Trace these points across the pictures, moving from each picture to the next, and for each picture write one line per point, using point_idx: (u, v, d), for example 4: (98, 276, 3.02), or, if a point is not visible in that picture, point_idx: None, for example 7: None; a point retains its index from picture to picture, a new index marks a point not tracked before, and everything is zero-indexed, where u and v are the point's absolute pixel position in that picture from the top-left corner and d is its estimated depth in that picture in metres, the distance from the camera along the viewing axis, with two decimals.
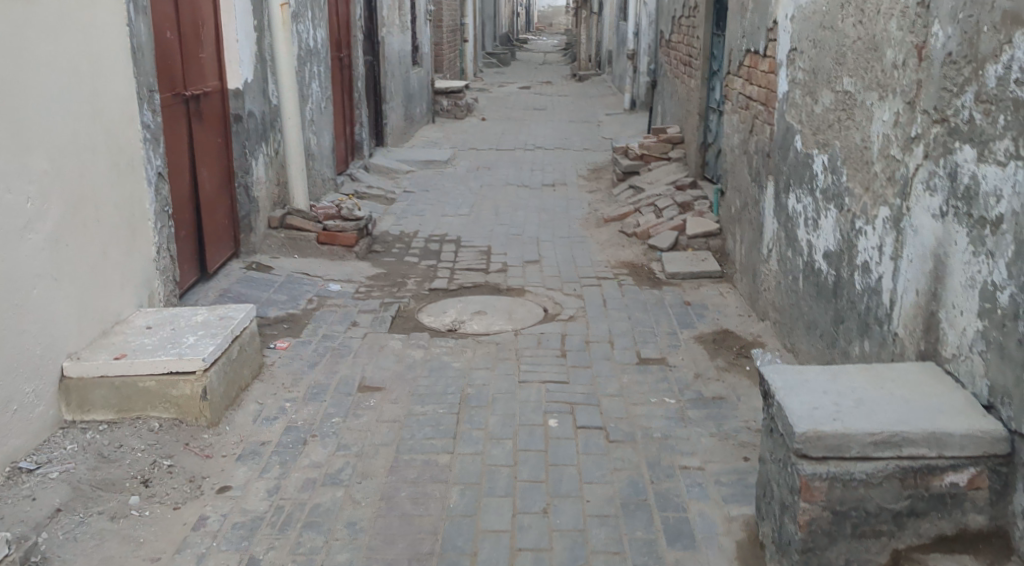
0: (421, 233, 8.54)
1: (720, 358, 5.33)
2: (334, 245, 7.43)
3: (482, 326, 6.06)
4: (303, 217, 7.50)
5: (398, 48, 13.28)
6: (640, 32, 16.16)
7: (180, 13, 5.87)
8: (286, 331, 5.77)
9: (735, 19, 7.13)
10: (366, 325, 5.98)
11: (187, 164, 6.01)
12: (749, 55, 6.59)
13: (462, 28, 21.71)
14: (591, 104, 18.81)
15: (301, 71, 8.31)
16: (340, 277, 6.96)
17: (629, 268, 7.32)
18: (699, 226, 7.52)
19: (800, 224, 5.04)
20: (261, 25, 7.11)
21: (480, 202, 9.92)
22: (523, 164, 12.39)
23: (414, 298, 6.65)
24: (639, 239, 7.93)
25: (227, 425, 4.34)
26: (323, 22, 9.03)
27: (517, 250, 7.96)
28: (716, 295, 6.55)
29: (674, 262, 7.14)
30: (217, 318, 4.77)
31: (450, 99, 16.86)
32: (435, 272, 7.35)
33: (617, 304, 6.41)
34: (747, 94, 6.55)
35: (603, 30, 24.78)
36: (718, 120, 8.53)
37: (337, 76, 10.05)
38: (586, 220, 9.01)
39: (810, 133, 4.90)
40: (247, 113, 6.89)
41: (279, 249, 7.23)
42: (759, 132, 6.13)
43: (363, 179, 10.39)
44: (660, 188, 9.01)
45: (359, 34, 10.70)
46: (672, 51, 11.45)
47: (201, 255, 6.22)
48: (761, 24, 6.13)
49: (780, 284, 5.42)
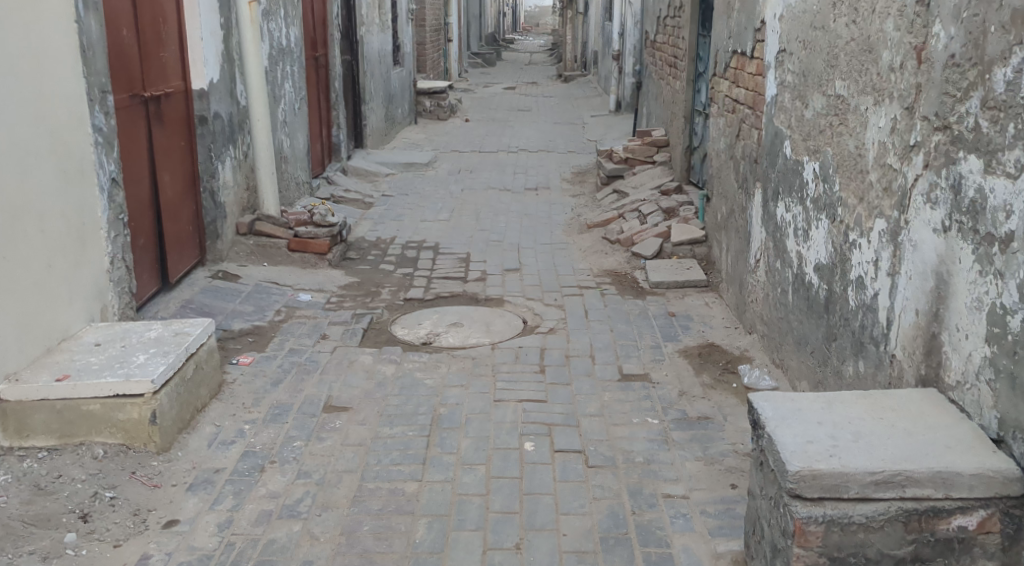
0: (399, 239, 8.26)
1: (706, 374, 5.07)
2: (306, 252, 7.16)
3: (458, 339, 5.80)
4: (273, 224, 7.22)
5: (378, 48, 13.01)
6: (625, 32, 15.93)
7: (138, 10, 5.62)
8: (250, 345, 5.49)
9: (721, 19, 6.88)
10: (335, 339, 5.71)
11: (146, 168, 5.74)
12: (736, 57, 6.35)
13: (447, 27, 21.43)
14: (576, 106, 18.56)
15: (272, 71, 8.03)
16: (311, 286, 6.68)
17: (612, 276, 7.08)
18: (684, 233, 7.28)
19: (789, 235, 4.79)
20: (228, 23, 6.83)
21: (461, 207, 9.65)
22: (505, 166, 12.13)
23: (388, 308, 6.38)
24: (623, 245, 7.68)
25: (179, 450, 4.07)
26: (297, 21, 8.75)
27: (496, 257, 7.70)
28: (702, 306, 6.30)
29: (658, 270, 6.90)
30: (171, 335, 4.50)
31: (433, 100, 16.58)
32: (411, 280, 7.07)
33: (599, 316, 6.16)
34: (734, 96, 6.31)
35: (589, 30, 24.53)
36: (704, 123, 8.29)
37: (313, 76, 9.78)
38: (569, 225, 8.76)
39: (800, 139, 4.66)
40: (213, 115, 6.61)
41: (248, 257, 6.97)
42: (746, 137, 5.88)
43: (341, 182, 10.11)
44: (645, 193, 8.76)
45: (336, 33, 10.43)
46: (658, 53, 11.21)
47: (161, 264, 5.94)
48: (749, 24, 5.88)
49: (769, 297, 5.18)
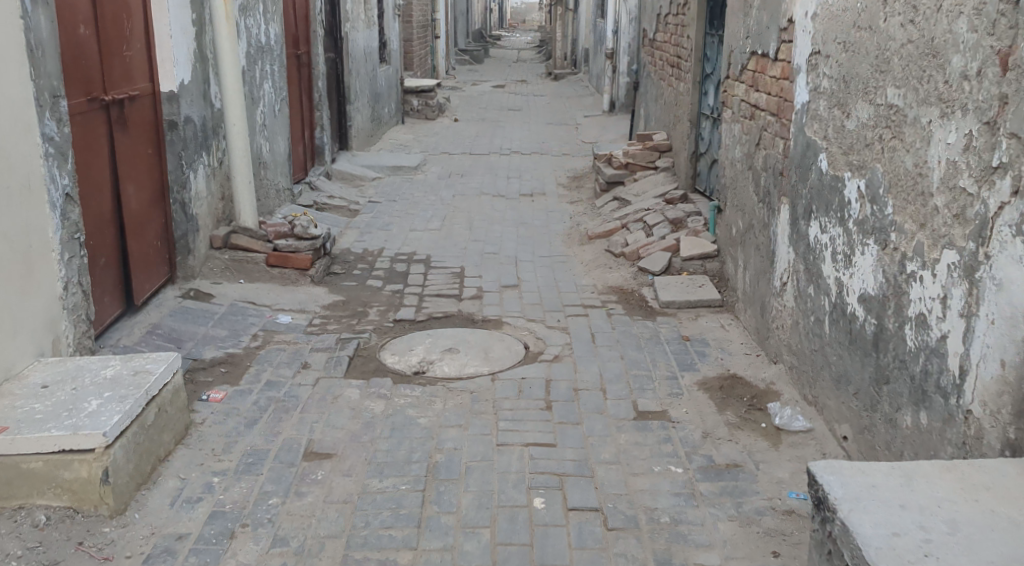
0: (387, 251, 7.74)
1: (730, 411, 4.57)
2: (286, 268, 6.65)
3: (453, 368, 5.28)
4: (250, 236, 6.72)
5: (363, 45, 12.47)
6: (619, 30, 15.44)
7: (98, 5, 5.09)
8: (223, 378, 4.97)
9: (736, 18, 6.39)
10: (318, 369, 5.18)
11: (107, 180, 5.21)
12: (755, 58, 5.86)
13: (434, 24, 20.88)
14: (568, 105, 18.06)
15: (251, 72, 7.49)
16: (292, 306, 6.14)
17: (618, 295, 6.59)
18: (694, 247, 6.82)
19: (826, 259, 4.31)
20: (201, 20, 6.28)
21: (452, 214, 9.13)
22: (498, 169, 11.62)
23: (376, 331, 5.85)
24: (628, 259, 7.20)
25: (136, 512, 3.54)
26: (278, 19, 8.20)
27: (492, 272, 7.19)
28: (717, 329, 5.83)
29: (667, 288, 6.45)
30: (131, 374, 3.96)
31: (421, 99, 16.04)
32: (401, 298, 6.54)
33: (607, 341, 5.66)
34: (753, 101, 5.82)
35: (579, 28, 24.06)
36: (713, 129, 7.82)
37: (295, 76, 9.24)
38: (568, 235, 8.25)
39: (840, 152, 4.17)
40: (185, 119, 6.07)
41: (222, 273, 6.41)
42: (768, 146, 5.40)
43: (325, 188, 9.59)
44: (648, 202, 8.29)
45: (319, 29, 9.88)
46: (657, 52, 10.74)
47: (126, 284, 5.41)
48: (771, 23, 5.39)
49: (798, 325, 4.69)
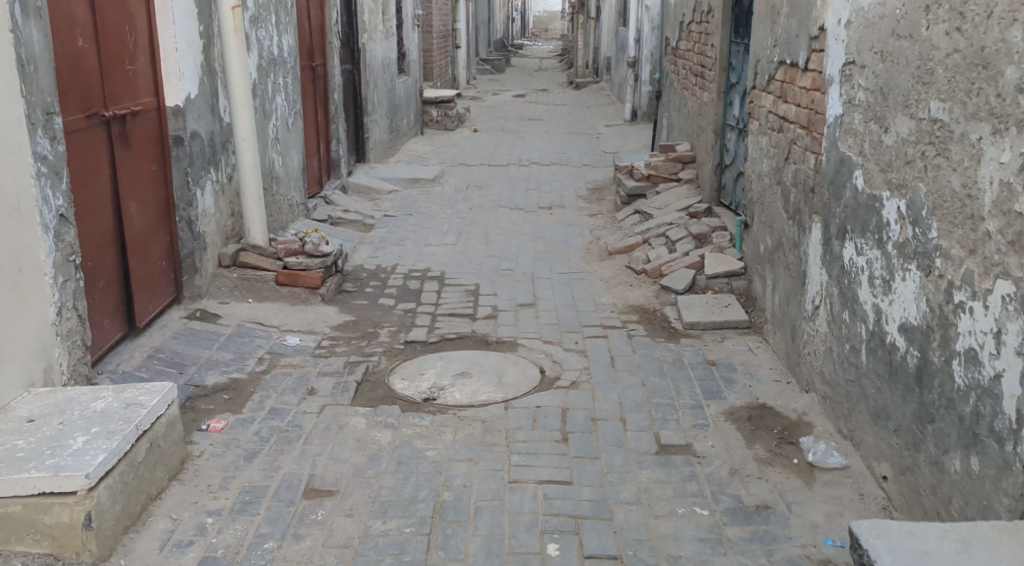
0: (401, 268, 7.51)
1: (759, 444, 4.29)
2: (296, 286, 6.40)
3: (466, 394, 5.03)
4: (259, 254, 6.45)
5: (381, 55, 12.27)
6: (641, 38, 15.19)
7: (99, 17, 4.89)
8: (225, 406, 4.74)
9: (763, 25, 6.11)
10: (324, 395, 4.95)
11: (108, 198, 5.00)
12: (783, 67, 5.58)
13: (455, 34, 20.71)
14: (589, 114, 17.81)
15: (262, 85, 7.29)
16: (300, 326, 5.92)
17: (640, 315, 6.32)
18: (719, 264, 6.53)
19: (862, 283, 4.03)
20: (208, 31, 6.08)
21: (469, 228, 8.90)
22: (517, 181, 11.38)
23: (386, 354, 5.61)
24: (650, 276, 6.91)
25: (121, 558, 3.32)
26: (291, 30, 8.01)
27: (509, 289, 6.94)
28: (744, 352, 5.57)
29: (691, 308, 6.18)
30: (121, 408, 3.72)
31: (441, 110, 15.85)
32: (413, 318, 6.30)
33: (627, 365, 5.39)
34: (782, 113, 5.55)
35: (601, 36, 23.82)
36: (739, 140, 7.54)
37: (310, 89, 9.04)
38: (588, 250, 7.99)
39: (877, 169, 3.90)
40: (191, 135, 5.86)
41: (230, 292, 6.19)
42: (798, 161, 5.12)
43: (339, 201, 9.32)
44: (671, 216, 8.01)
45: (335, 40, 9.69)
46: (680, 61, 10.48)
47: (127, 306, 5.21)
48: (801, 31, 5.11)
49: (832, 353, 4.41)
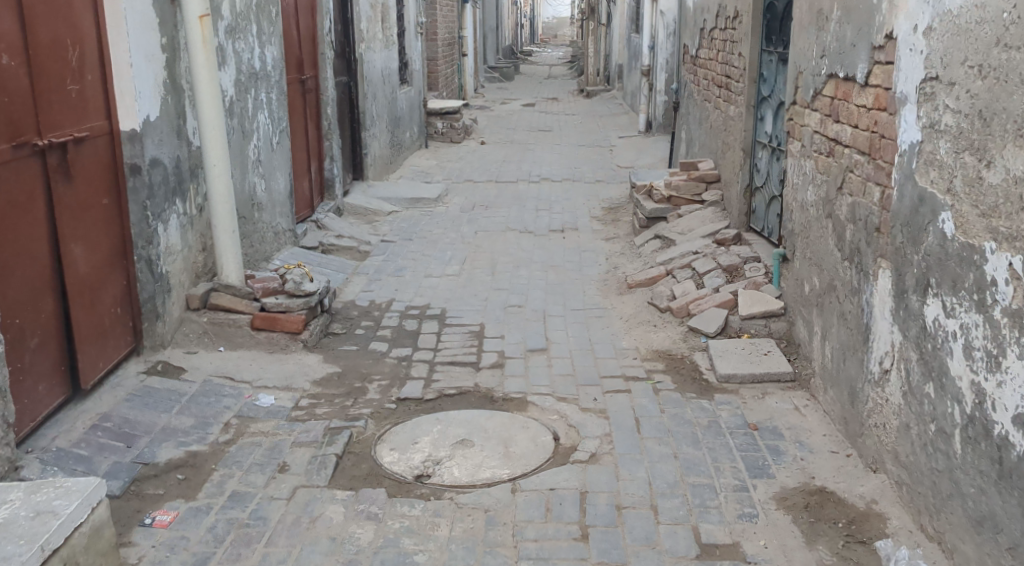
0: (397, 304, 6.76)
1: (823, 545, 3.55)
2: (274, 331, 5.65)
3: (466, 470, 4.27)
4: (233, 294, 5.70)
5: (381, 66, 11.53)
6: (656, 45, 14.39)
7: (30, 29, 4.16)
8: (177, 489, 3.98)
9: (806, 33, 5.34)
10: (297, 473, 4.18)
11: (43, 240, 4.26)
12: (836, 81, 4.80)
13: (462, 41, 19.95)
14: (603, 125, 17.02)
15: (240, 102, 6.53)
16: (277, 381, 5.16)
17: (666, 363, 5.54)
18: (754, 304, 5.75)
19: (954, 353, 3.26)
20: (173, 44, 5.33)
21: (474, 255, 8.14)
22: (526, 200, 10.61)
23: (374, 416, 4.84)
24: (675, 315, 6.12)
25: None
26: (276, 42, 7.27)
27: (517, 330, 6.17)
28: (790, 412, 4.81)
29: (725, 356, 5.39)
30: (29, 518, 2.98)
31: (446, 121, 15.09)
32: (408, 367, 5.54)
33: (655, 431, 4.61)
34: (835, 134, 4.77)
35: (613, 42, 23.05)
36: (775, 160, 6.76)
37: (300, 103, 8.30)
38: (605, 282, 7.21)
39: (975, 213, 3.13)
40: (151, 162, 5.11)
41: (199, 340, 5.47)
42: (858, 193, 4.34)
43: (333, 226, 8.54)
44: (695, 244, 7.24)
45: (328, 50, 8.94)
46: (701, 70, 9.70)
47: (68, 365, 4.46)
48: (860, 40, 4.34)
49: (910, 431, 3.63)
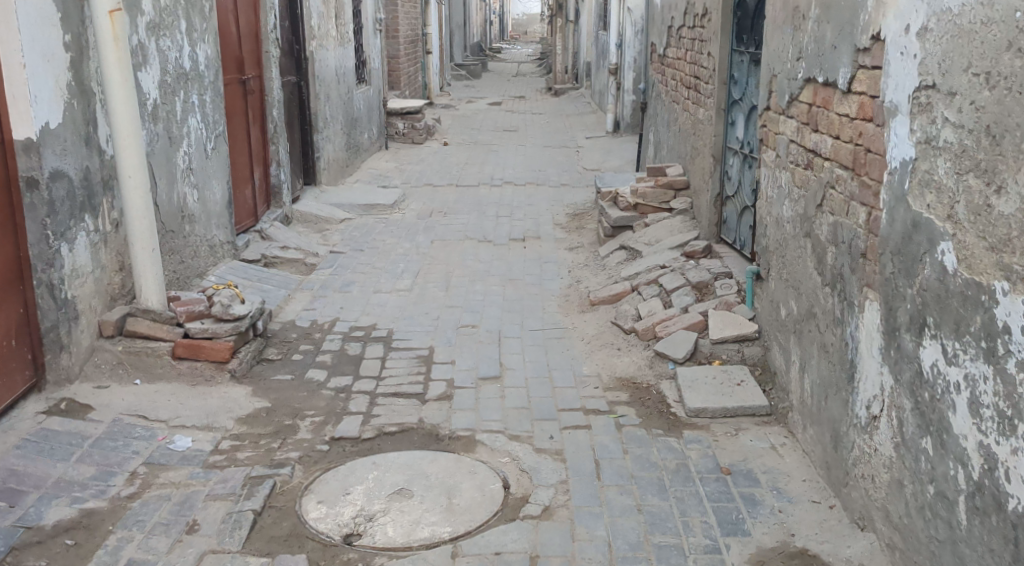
0: (341, 324, 6.24)
1: None
2: (198, 360, 5.13)
3: (402, 528, 3.78)
4: (152, 318, 5.12)
5: (336, 64, 10.98)
6: (624, 43, 13.92)
7: None
8: (62, 558, 3.47)
9: (781, 32, 4.87)
10: (206, 535, 3.66)
11: None
12: (815, 85, 4.33)
13: (426, 38, 19.38)
14: (570, 124, 16.57)
15: (165, 105, 5.97)
16: (197, 420, 4.62)
17: (630, 393, 5.06)
18: (726, 327, 5.31)
19: (956, 408, 2.81)
20: (79, 42, 4.77)
21: (429, 267, 7.62)
22: (487, 205, 10.11)
23: (303, 461, 4.33)
24: (640, 336, 5.63)
25: None
26: (210, 40, 6.71)
27: (469, 354, 5.67)
28: (765, 452, 4.36)
29: (693, 386, 4.93)
30: None
31: (407, 122, 14.54)
32: (346, 399, 5.02)
33: (617, 477, 4.14)
34: (815, 145, 4.30)
35: (580, 39, 22.62)
36: (747, 168, 6.31)
37: (242, 106, 7.74)
38: (567, 298, 6.73)
39: (981, 246, 2.68)
40: (52, 175, 4.54)
41: (112, 373, 4.95)
42: (840, 211, 3.88)
43: (278, 236, 7.98)
44: (663, 256, 6.78)
45: (273, 48, 8.37)
46: (669, 70, 9.25)
47: None
48: (843, 41, 3.87)
49: (902, 490, 3.19)
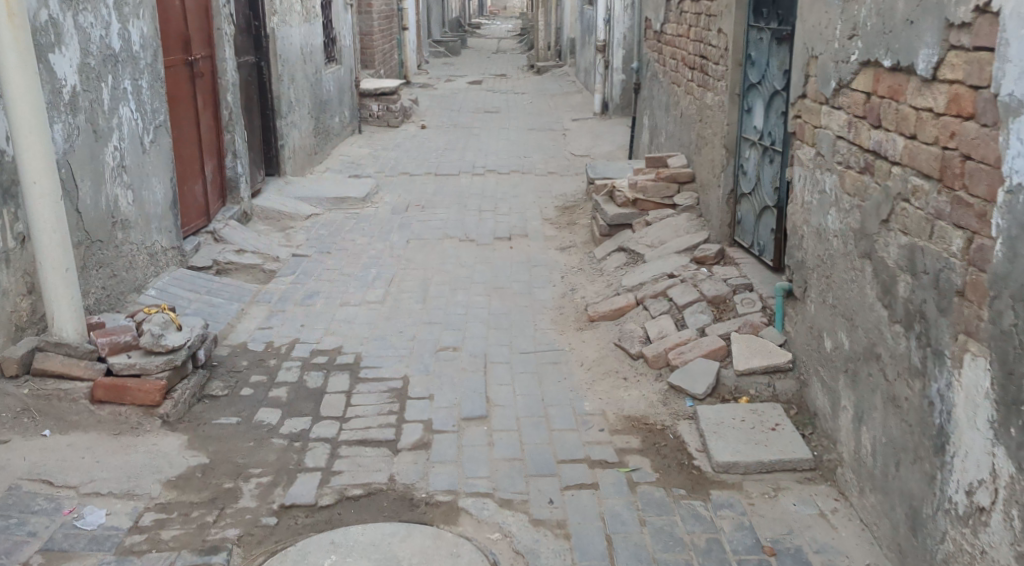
0: (302, 346, 5.38)
1: None
2: (122, 405, 4.25)
3: None
4: (66, 355, 4.27)
5: (301, 42, 10.03)
6: (611, 19, 13.01)
7: None
8: None
9: (825, 5, 4.01)
10: None
11: None
12: (877, 70, 3.49)
13: (402, 13, 18.34)
14: (554, 105, 15.66)
15: (88, 93, 5.06)
16: (115, 484, 3.77)
17: (642, 438, 4.23)
18: (753, 356, 4.48)
19: None
20: None
21: (403, 273, 6.76)
22: (469, 197, 9.23)
23: (246, 540, 3.49)
24: (650, 365, 4.81)
25: None
26: (145, 16, 5.79)
27: (450, 385, 4.83)
28: (814, 521, 3.56)
29: (719, 429, 4.11)
30: None
31: (382, 103, 13.59)
32: (302, 449, 4.17)
33: None
34: (876, 144, 3.48)
35: (563, 15, 21.65)
36: (770, 164, 5.48)
37: (190, 91, 6.81)
38: (561, 311, 5.89)
39: None
40: None
41: (14, 420, 4.05)
42: (921, 233, 3.06)
43: (233, 237, 7.08)
44: (670, 262, 5.95)
45: (226, 26, 7.42)
46: (667, 48, 8.38)
47: None
48: (926, 14, 3.03)
49: None
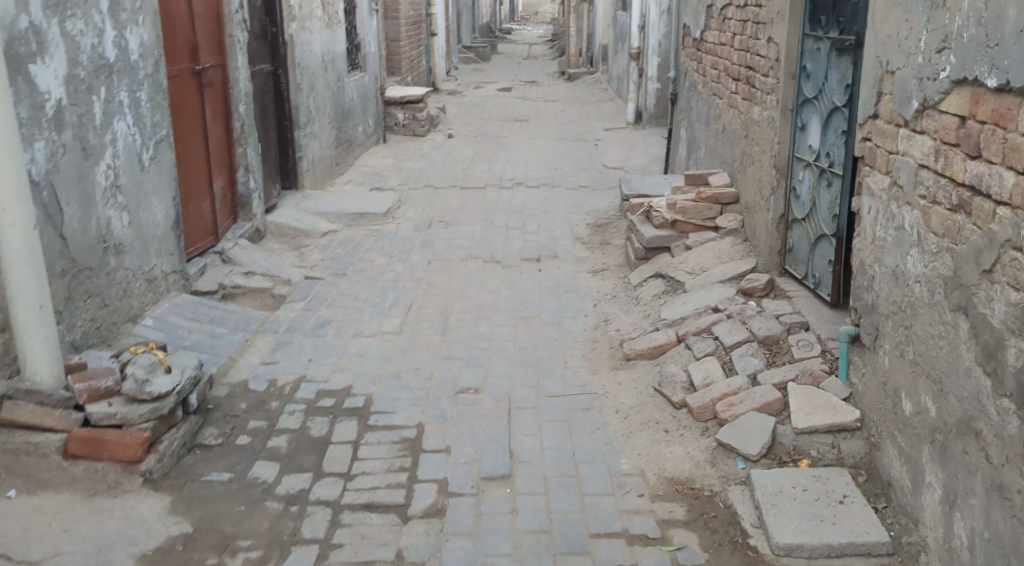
0: (307, 385, 4.88)
1: None
2: (100, 459, 3.80)
3: None
4: (38, 405, 3.83)
5: (322, 49, 9.58)
6: (647, 24, 12.45)
7: None
8: None
9: (905, 11, 3.46)
10: None
11: None
12: (976, 90, 2.94)
13: (432, 19, 17.89)
14: (586, 114, 15.12)
15: (76, 107, 4.61)
16: (82, 559, 3.30)
17: (688, 508, 3.70)
18: (814, 411, 3.93)
19: None
20: None
21: (423, 299, 6.26)
22: (495, 213, 8.71)
23: None
24: (695, 417, 4.26)
25: None
26: (145, 22, 5.34)
27: (469, 436, 4.31)
28: None
29: (778, 499, 3.56)
30: None
31: (408, 112, 13.12)
32: (298, 514, 3.68)
33: None
34: (974, 178, 2.93)
35: (596, 20, 21.10)
36: (829, 187, 4.91)
37: (197, 102, 6.37)
38: (594, 346, 5.36)
39: None
40: None
41: None
42: None
43: (243, 257, 6.61)
44: (714, 294, 5.40)
45: (238, 32, 6.98)
46: (709, 57, 7.82)
47: None
48: None
49: None
